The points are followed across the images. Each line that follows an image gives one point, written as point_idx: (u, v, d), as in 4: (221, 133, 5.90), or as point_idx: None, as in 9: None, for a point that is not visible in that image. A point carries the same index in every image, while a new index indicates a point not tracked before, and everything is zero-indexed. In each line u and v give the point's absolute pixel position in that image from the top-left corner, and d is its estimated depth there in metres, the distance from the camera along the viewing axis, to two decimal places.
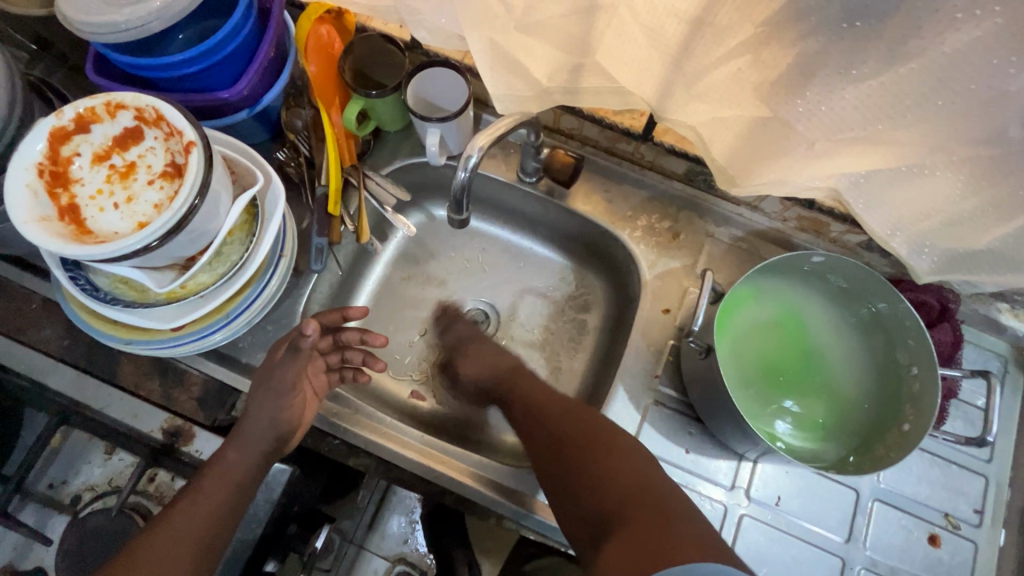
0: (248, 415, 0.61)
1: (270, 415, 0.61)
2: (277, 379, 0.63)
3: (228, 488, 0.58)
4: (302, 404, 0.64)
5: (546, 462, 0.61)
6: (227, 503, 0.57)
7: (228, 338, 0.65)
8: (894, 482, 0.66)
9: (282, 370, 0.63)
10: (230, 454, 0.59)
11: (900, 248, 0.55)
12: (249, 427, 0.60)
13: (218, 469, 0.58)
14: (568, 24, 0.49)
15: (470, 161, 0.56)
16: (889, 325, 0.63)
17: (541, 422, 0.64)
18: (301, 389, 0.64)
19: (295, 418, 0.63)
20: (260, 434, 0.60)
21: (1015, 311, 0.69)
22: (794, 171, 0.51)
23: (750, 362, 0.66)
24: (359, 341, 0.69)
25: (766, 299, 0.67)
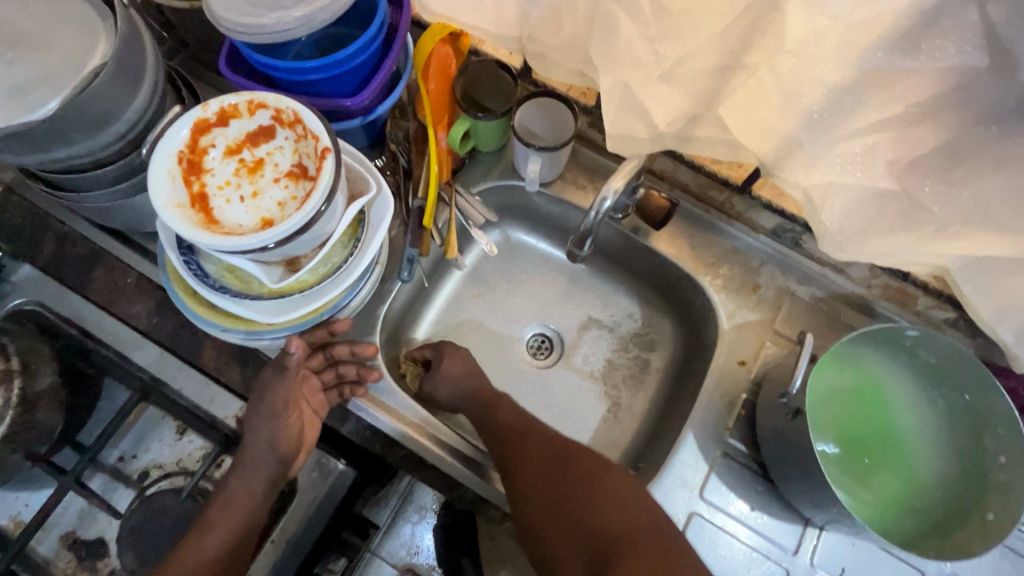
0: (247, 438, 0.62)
1: (266, 438, 0.61)
2: (267, 402, 0.62)
3: (238, 513, 0.60)
4: (300, 423, 0.63)
5: (515, 470, 0.63)
6: (233, 532, 0.59)
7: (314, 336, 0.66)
8: (962, 570, 0.64)
9: (272, 389, 0.62)
10: (235, 483, 0.61)
11: (1006, 335, 0.54)
12: (251, 453, 0.62)
13: (223, 499, 0.60)
14: (704, 78, 0.51)
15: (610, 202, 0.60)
16: (976, 410, 0.61)
17: (544, 453, 0.65)
18: (294, 408, 0.62)
19: (294, 439, 0.62)
20: (261, 461, 0.61)
21: None
22: (909, 248, 0.52)
23: (826, 429, 0.66)
24: (350, 354, 0.66)
25: (847, 366, 0.67)
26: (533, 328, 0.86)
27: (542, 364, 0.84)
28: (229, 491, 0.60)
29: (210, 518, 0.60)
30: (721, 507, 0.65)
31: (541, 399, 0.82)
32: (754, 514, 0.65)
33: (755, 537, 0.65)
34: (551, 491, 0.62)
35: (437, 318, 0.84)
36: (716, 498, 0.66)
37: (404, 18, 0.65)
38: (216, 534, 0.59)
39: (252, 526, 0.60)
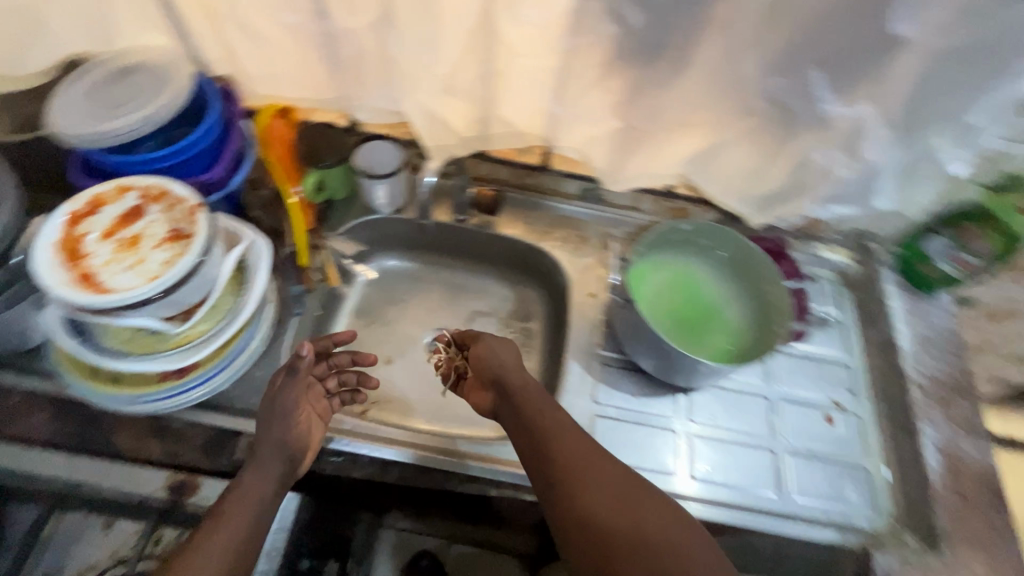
0: (260, 433, 0.65)
1: (279, 435, 0.65)
2: (281, 401, 0.67)
3: (250, 506, 0.59)
4: (308, 425, 0.69)
5: (555, 492, 0.61)
6: (252, 518, 0.59)
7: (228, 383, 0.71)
8: (789, 384, 0.85)
9: (285, 394, 0.68)
10: (246, 480, 0.61)
11: (732, 201, 0.78)
12: (263, 451, 0.64)
13: (235, 494, 0.60)
14: (474, 85, 0.71)
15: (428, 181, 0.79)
16: (743, 263, 0.85)
17: (602, 476, 0.61)
18: (303, 408, 0.69)
19: (303, 438, 0.67)
20: (272, 458, 0.63)
21: (828, 247, 0.95)
22: (647, 161, 0.75)
23: (665, 316, 0.84)
24: (350, 363, 0.77)
25: (661, 268, 0.88)
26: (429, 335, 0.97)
27: None
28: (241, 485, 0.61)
29: (223, 509, 0.58)
30: (612, 403, 0.80)
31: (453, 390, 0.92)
32: (637, 399, 0.81)
33: (644, 416, 0.80)
34: (617, 513, 0.58)
35: None
36: (606, 398, 0.81)
37: (237, 107, 0.79)
38: (242, 521, 0.58)
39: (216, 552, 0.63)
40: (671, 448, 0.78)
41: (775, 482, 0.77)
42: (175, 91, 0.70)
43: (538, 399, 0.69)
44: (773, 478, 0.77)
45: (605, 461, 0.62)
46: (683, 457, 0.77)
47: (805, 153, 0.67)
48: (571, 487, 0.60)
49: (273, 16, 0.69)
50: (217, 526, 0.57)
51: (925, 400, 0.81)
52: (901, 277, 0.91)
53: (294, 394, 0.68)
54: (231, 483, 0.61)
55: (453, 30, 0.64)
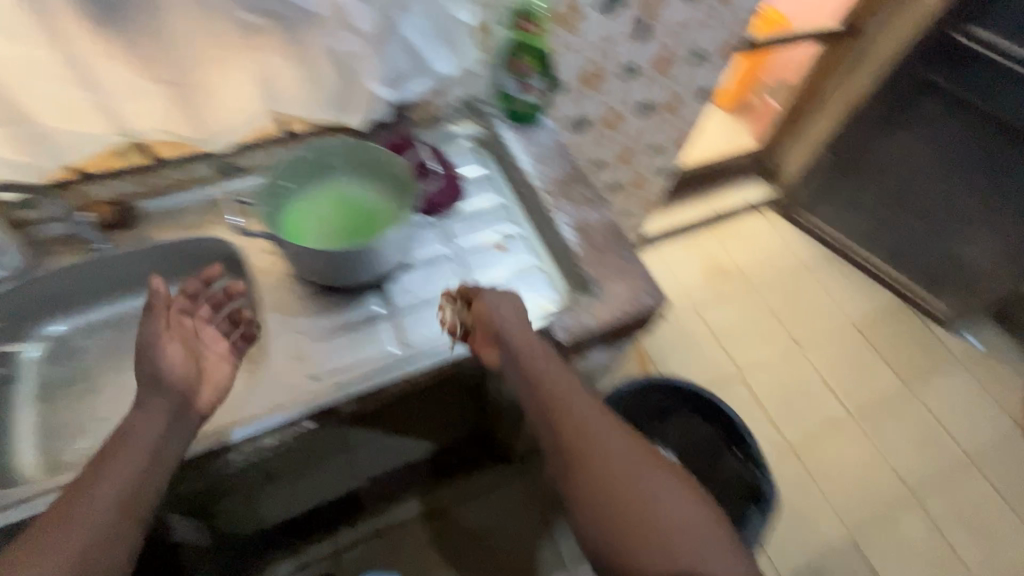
0: (144, 368, 0.68)
1: (156, 366, 0.68)
2: (145, 338, 0.69)
3: (141, 446, 0.63)
4: (181, 355, 0.71)
5: (570, 465, 0.69)
6: (137, 467, 0.62)
7: None
8: (462, 239, 1.01)
9: (144, 333, 0.70)
10: (138, 426, 0.65)
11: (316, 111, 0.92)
12: (144, 399, 0.67)
13: (117, 443, 0.63)
14: None
15: None
16: (371, 160, 0.95)
17: (607, 452, 0.69)
18: (170, 336, 0.71)
19: (188, 372, 0.71)
20: (159, 398, 0.67)
21: (456, 123, 1.12)
22: (220, 106, 0.86)
23: (332, 236, 0.91)
24: (224, 296, 0.81)
25: (313, 199, 0.94)
26: None
27: None
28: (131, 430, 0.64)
29: (104, 455, 0.62)
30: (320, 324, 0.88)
31: None
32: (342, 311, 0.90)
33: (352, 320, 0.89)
34: (605, 489, 0.67)
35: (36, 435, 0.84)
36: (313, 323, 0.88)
37: None
38: (123, 464, 0.61)
39: None
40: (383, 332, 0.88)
41: None
42: None
43: (571, 396, 0.72)
44: None
45: (582, 437, 0.70)
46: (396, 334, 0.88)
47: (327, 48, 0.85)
48: (565, 451, 0.70)
49: None
50: (81, 490, 0.60)
51: (553, 198, 1.01)
52: (509, 121, 1.11)
53: (161, 325, 0.71)
54: (104, 446, 0.63)
55: None
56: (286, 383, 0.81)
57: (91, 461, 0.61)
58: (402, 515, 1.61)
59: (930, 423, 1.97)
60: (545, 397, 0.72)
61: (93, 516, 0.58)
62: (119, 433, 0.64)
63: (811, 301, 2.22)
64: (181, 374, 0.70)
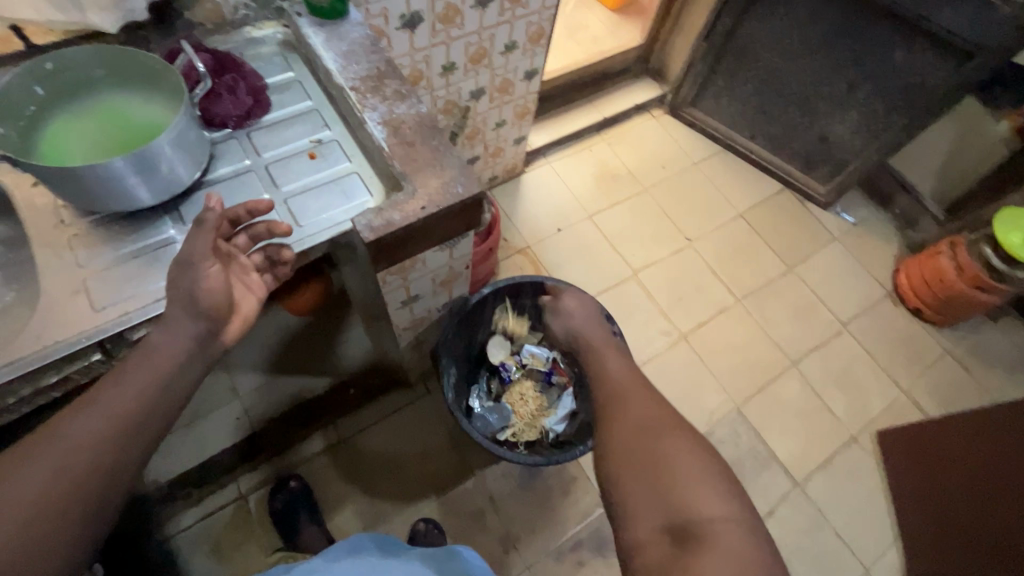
0: (177, 318, 0.73)
1: (178, 328, 0.72)
2: (194, 255, 0.72)
3: (159, 373, 0.70)
4: (221, 286, 0.75)
5: (614, 424, 0.78)
6: (121, 418, 0.67)
7: None
8: (269, 150, 0.94)
9: (192, 242, 0.72)
10: (158, 340, 0.72)
11: (53, 15, 0.79)
12: (149, 354, 0.71)
13: (112, 385, 0.68)
14: None
15: None
16: (138, 67, 0.84)
17: (631, 408, 0.80)
18: (211, 259, 0.74)
19: (218, 301, 0.75)
20: (159, 356, 0.71)
21: (256, 27, 1.02)
22: None
23: (103, 155, 0.83)
24: (267, 234, 0.81)
25: (79, 118, 0.84)
26: None
27: None
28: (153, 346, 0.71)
29: (98, 392, 0.68)
30: (101, 256, 0.81)
31: None
32: (126, 238, 0.82)
33: (139, 246, 0.82)
34: (620, 431, 0.77)
35: None
36: (93, 255, 0.81)
37: None
38: (134, 382, 0.69)
39: None
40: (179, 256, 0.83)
41: (281, 224, 0.87)
42: None
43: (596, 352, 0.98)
44: (279, 222, 0.87)
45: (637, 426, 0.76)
46: None
47: None
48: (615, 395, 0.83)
49: None
50: (80, 418, 0.66)
51: (359, 96, 0.95)
52: (312, 17, 1.01)
53: (209, 239, 0.73)
54: (114, 374, 0.69)
55: None
56: (60, 321, 0.75)
57: (109, 378, 0.69)
58: (306, 453, 1.60)
59: (809, 297, 2.11)
60: (592, 352, 1.00)
61: (63, 459, 0.63)
62: (143, 342, 0.72)
63: (701, 195, 2.29)
64: (216, 302, 0.75)
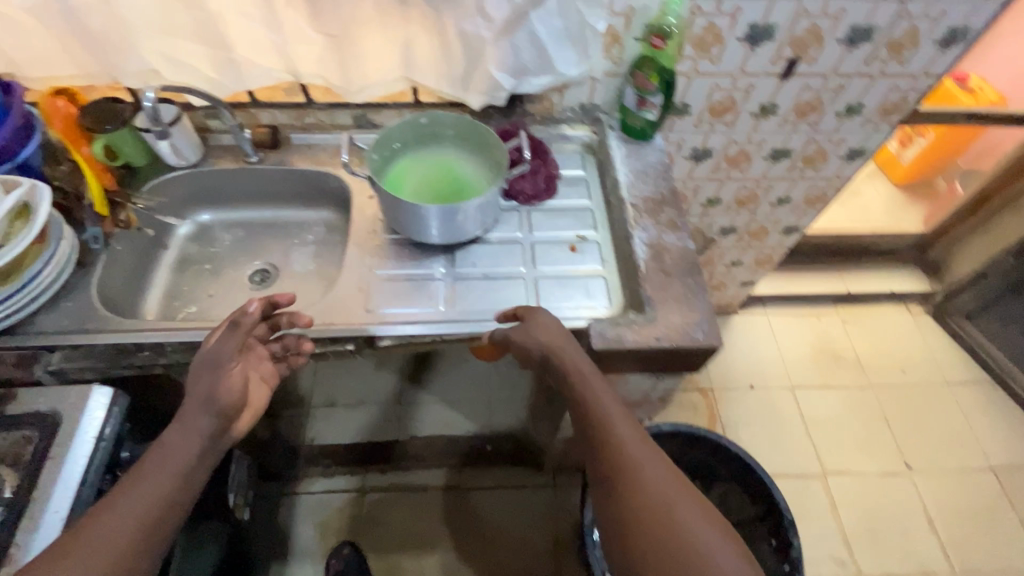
0: (202, 389, 0.74)
1: (212, 388, 0.75)
2: (217, 356, 0.77)
3: (173, 463, 0.68)
4: (239, 378, 0.80)
5: (648, 541, 0.62)
6: (176, 475, 0.68)
7: (12, 313, 0.81)
8: (540, 230, 1.04)
9: (223, 342, 0.78)
10: (173, 437, 0.70)
11: (444, 86, 0.97)
12: (188, 414, 0.72)
13: (158, 451, 0.69)
14: (201, 28, 0.87)
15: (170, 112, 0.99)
16: (480, 139, 1.04)
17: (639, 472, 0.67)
18: (233, 358, 0.79)
19: (234, 389, 0.77)
20: (204, 415, 0.73)
21: (571, 125, 1.16)
22: (367, 67, 0.94)
23: (425, 194, 1.02)
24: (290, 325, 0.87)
25: (420, 160, 1.05)
26: (253, 268, 1.12)
27: (267, 286, 1.10)
28: (168, 442, 0.69)
29: (144, 465, 0.67)
30: (389, 269, 0.97)
31: None
32: (412, 263, 0.98)
33: (417, 272, 0.97)
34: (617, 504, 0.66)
35: (166, 299, 1.05)
36: (385, 266, 0.97)
37: (15, 94, 0.92)
38: (160, 477, 0.67)
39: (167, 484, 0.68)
40: (439, 292, 0.95)
41: (524, 299, 0.95)
42: None
43: (580, 366, 0.77)
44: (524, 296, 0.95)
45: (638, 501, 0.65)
46: (449, 297, 0.95)
47: (458, 25, 0.85)
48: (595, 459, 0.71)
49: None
50: (136, 485, 0.65)
51: (637, 214, 1.00)
52: (622, 133, 1.12)
53: (234, 345, 0.79)
54: (160, 442, 0.70)
55: None
56: (346, 308, 0.92)
57: (125, 479, 0.66)
58: (424, 481, 1.68)
59: None
60: (611, 423, 0.71)
61: (124, 524, 0.62)
62: (149, 448, 0.70)
63: (940, 420, 1.88)
64: (233, 400, 0.77)
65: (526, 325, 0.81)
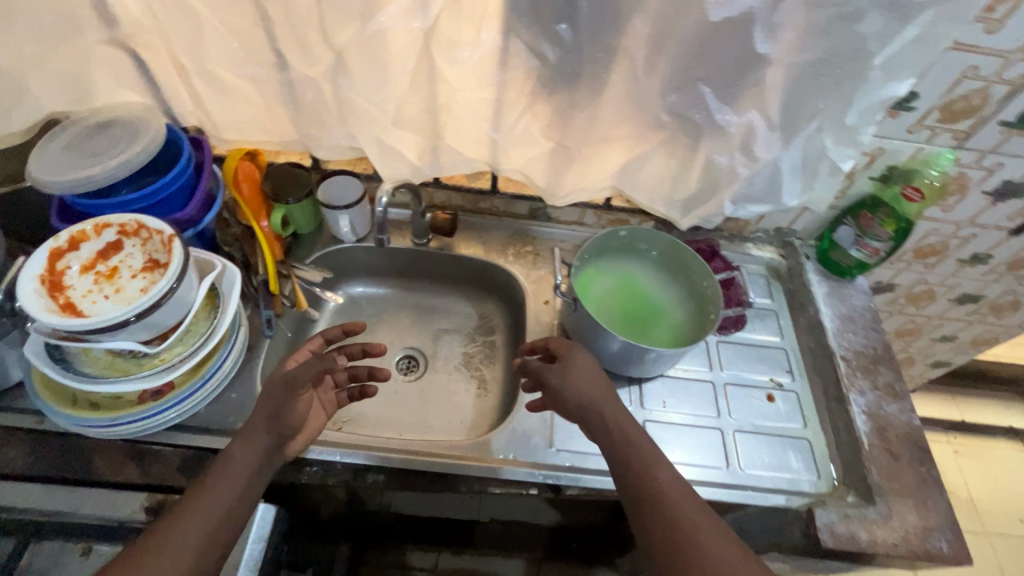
0: (269, 401, 0.68)
1: (278, 408, 0.68)
2: (293, 381, 0.70)
3: (233, 482, 0.62)
4: (307, 405, 0.74)
5: None
6: (234, 495, 0.61)
7: (189, 412, 0.75)
8: (732, 370, 0.93)
9: (303, 368, 0.72)
10: (236, 451, 0.64)
11: (659, 207, 0.88)
12: (255, 424, 0.66)
13: (219, 466, 0.63)
14: (421, 118, 0.79)
15: (353, 190, 0.97)
16: (679, 262, 0.95)
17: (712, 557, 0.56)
18: (308, 388, 0.73)
19: (299, 415, 0.71)
20: (265, 429, 0.66)
21: (758, 246, 1.06)
22: (582, 177, 0.84)
23: (613, 314, 0.93)
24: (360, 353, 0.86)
25: (608, 273, 0.97)
26: (400, 354, 1.04)
27: (415, 377, 1.01)
28: (232, 457, 0.63)
29: (205, 483, 0.61)
30: None
31: (423, 402, 0.98)
32: None
33: None
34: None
35: None
36: None
37: (206, 153, 0.87)
38: (215, 499, 0.60)
39: (241, 502, 0.62)
40: None
41: (724, 457, 0.84)
42: (150, 140, 0.79)
43: (621, 421, 0.69)
44: (723, 453, 0.84)
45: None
46: None
47: (709, 156, 0.76)
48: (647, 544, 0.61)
49: (233, 69, 0.76)
50: (199, 501, 0.60)
51: (850, 371, 0.90)
52: (820, 266, 1.02)
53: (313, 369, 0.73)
54: (221, 454, 0.64)
55: (391, 72, 0.71)
56: (525, 442, 0.81)
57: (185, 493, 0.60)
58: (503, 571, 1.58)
59: None
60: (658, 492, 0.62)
61: (186, 550, 0.56)
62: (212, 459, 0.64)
63: None
64: (294, 424, 0.70)
65: (564, 366, 0.74)
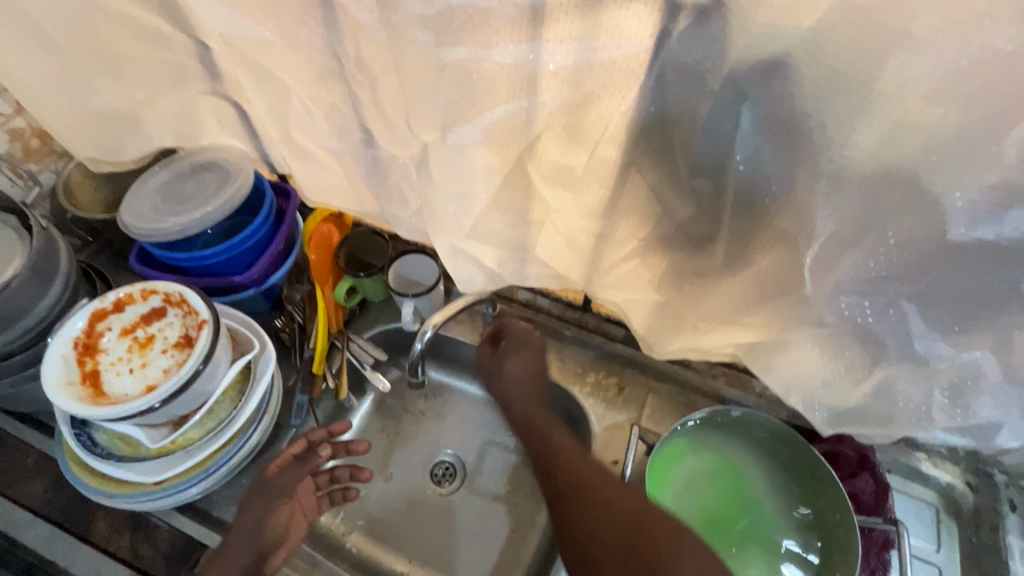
0: (244, 514, 0.66)
1: (255, 521, 0.65)
2: (269, 486, 0.68)
3: None
4: (288, 517, 0.68)
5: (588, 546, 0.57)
6: None
7: (205, 492, 0.68)
8: None
9: (281, 475, 0.69)
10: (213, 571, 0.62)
11: (795, 403, 0.58)
12: (233, 540, 0.64)
13: None
14: (507, 233, 0.61)
15: (428, 273, 0.85)
16: (806, 474, 0.70)
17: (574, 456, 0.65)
18: (291, 496, 0.69)
19: (280, 528, 0.67)
20: (242, 544, 0.63)
21: (934, 461, 0.76)
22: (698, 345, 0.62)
23: (695, 514, 0.71)
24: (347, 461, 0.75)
25: (704, 451, 0.74)
26: (436, 458, 0.91)
27: (445, 491, 0.88)
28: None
29: None
30: None
31: (444, 531, 0.84)
32: None
33: None
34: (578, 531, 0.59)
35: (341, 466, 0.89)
36: None
37: (292, 205, 0.83)
38: None
39: None
40: None
41: None
42: (229, 196, 0.76)
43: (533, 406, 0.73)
44: None
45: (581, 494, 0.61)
46: None
47: (889, 382, 0.51)
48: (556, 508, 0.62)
49: (317, 141, 0.67)
50: None
51: None
52: None
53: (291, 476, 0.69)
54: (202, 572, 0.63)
55: (475, 187, 0.57)
56: None
57: None
58: None
59: None
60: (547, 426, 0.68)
61: None
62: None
63: None
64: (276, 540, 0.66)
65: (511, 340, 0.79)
